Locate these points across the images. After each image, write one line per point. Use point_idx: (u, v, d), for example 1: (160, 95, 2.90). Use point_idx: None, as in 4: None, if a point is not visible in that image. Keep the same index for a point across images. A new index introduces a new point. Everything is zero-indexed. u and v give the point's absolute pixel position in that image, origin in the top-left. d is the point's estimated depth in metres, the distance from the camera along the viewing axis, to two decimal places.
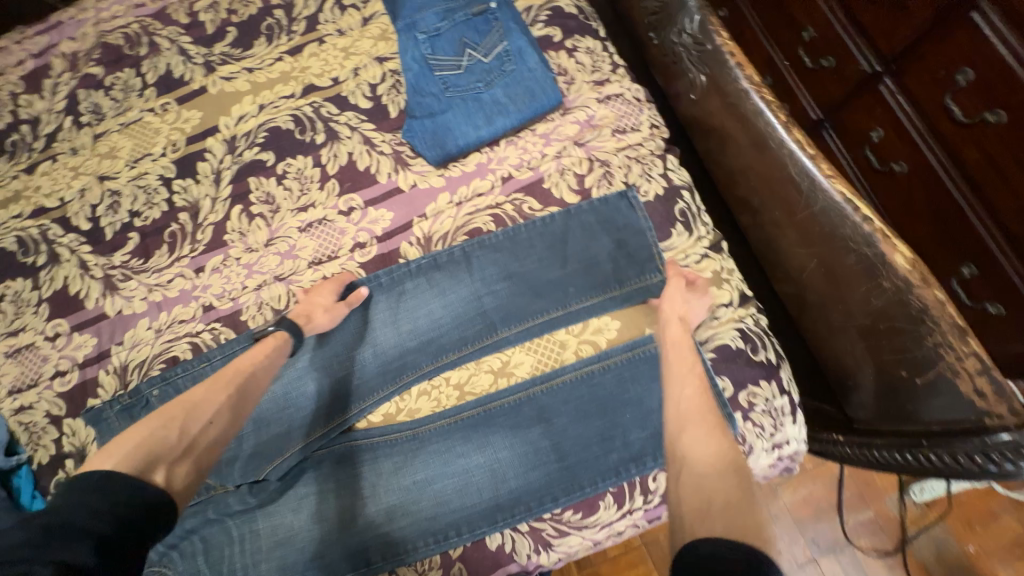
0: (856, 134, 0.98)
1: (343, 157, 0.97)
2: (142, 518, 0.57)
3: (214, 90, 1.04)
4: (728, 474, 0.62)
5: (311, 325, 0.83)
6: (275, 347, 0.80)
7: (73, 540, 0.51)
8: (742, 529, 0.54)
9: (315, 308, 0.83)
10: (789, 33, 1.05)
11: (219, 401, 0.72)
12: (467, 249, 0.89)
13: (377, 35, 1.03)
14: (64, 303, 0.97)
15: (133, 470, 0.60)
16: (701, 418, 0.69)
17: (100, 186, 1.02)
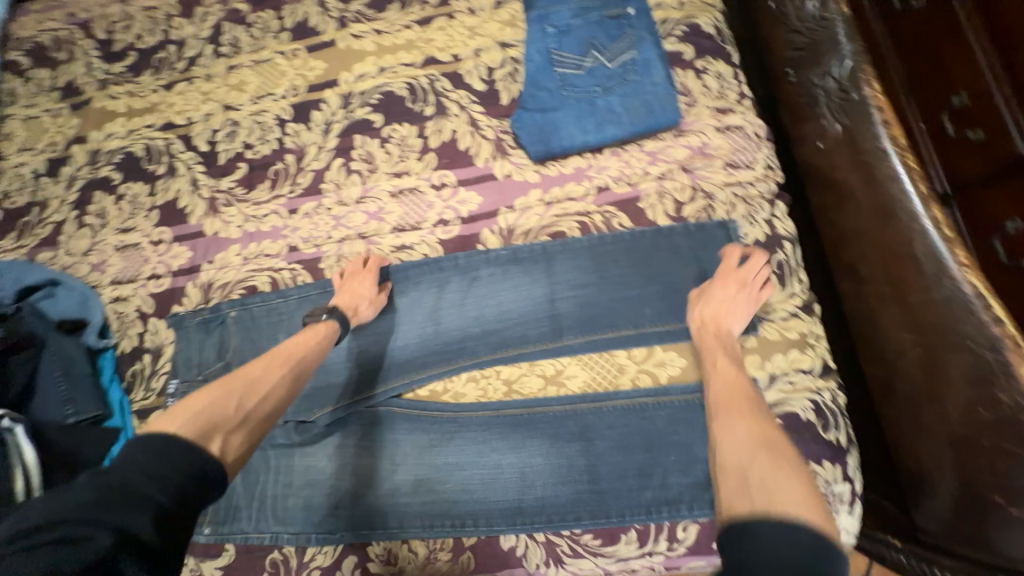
0: (983, 223, 0.80)
1: (446, 134, 0.99)
2: (198, 487, 0.58)
3: (342, 45, 1.08)
4: (765, 453, 0.58)
5: (357, 318, 0.87)
6: (324, 333, 0.83)
7: (134, 508, 0.52)
8: (784, 503, 0.51)
9: (361, 300, 0.87)
10: (928, 91, 0.88)
11: (275, 379, 0.74)
12: (550, 250, 0.89)
13: (506, 19, 1.02)
14: (172, 214, 1.06)
15: (191, 434, 0.60)
16: (733, 401, 0.67)
17: (224, 114, 1.10)
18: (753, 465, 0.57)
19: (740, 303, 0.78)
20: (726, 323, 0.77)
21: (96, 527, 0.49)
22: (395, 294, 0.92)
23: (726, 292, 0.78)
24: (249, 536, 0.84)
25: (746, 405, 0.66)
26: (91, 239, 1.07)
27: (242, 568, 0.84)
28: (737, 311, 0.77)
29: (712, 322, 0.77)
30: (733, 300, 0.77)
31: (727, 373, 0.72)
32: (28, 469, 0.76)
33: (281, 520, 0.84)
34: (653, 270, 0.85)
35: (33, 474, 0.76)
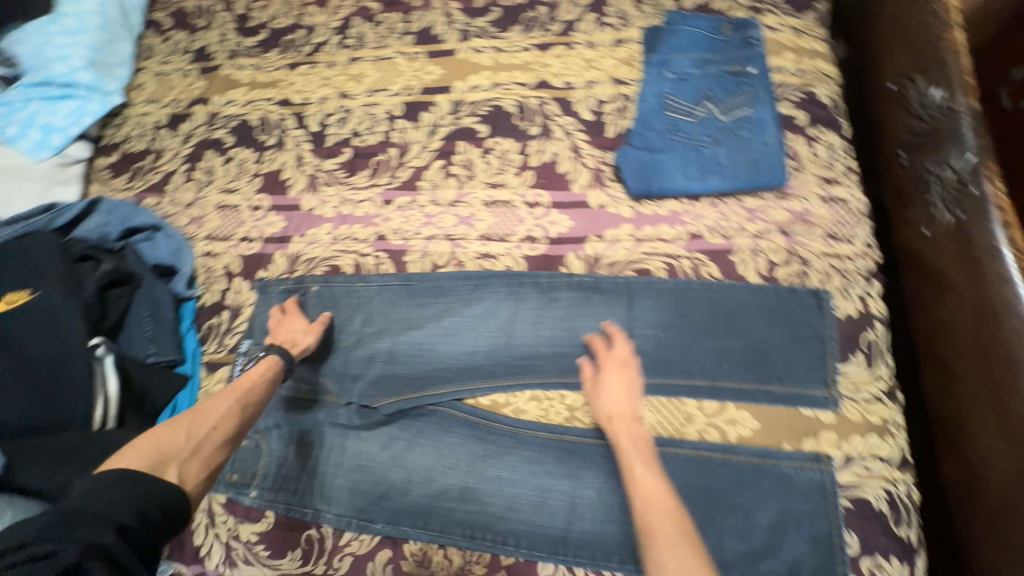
0: None
1: (548, 155, 1.02)
2: (156, 508, 0.59)
3: (461, 56, 1.14)
4: None
5: (298, 347, 0.90)
6: (269, 366, 0.85)
7: (97, 524, 0.54)
8: None
9: (296, 333, 0.91)
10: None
11: (221, 408, 0.75)
12: (634, 286, 0.89)
13: (623, 58, 1.06)
14: (274, 184, 1.11)
15: (145, 466, 0.62)
16: (660, 526, 0.64)
17: (339, 101, 1.16)
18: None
19: (629, 387, 0.80)
20: (628, 412, 0.78)
21: (60, 543, 0.52)
22: (472, 300, 0.94)
23: (622, 380, 0.80)
24: (292, 508, 0.85)
25: (672, 527, 0.63)
26: (195, 193, 1.13)
27: (279, 538, 0.85)
28: (632, 400, 0.79)
29: (616, 414, 0.78)
30: (630, 391, 0.80)
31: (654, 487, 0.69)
32: (109, 396, 0.82)
33: (326, 499, 0.85)
34: (735, 325, 0.84)
35: (112, 403, 0.82)
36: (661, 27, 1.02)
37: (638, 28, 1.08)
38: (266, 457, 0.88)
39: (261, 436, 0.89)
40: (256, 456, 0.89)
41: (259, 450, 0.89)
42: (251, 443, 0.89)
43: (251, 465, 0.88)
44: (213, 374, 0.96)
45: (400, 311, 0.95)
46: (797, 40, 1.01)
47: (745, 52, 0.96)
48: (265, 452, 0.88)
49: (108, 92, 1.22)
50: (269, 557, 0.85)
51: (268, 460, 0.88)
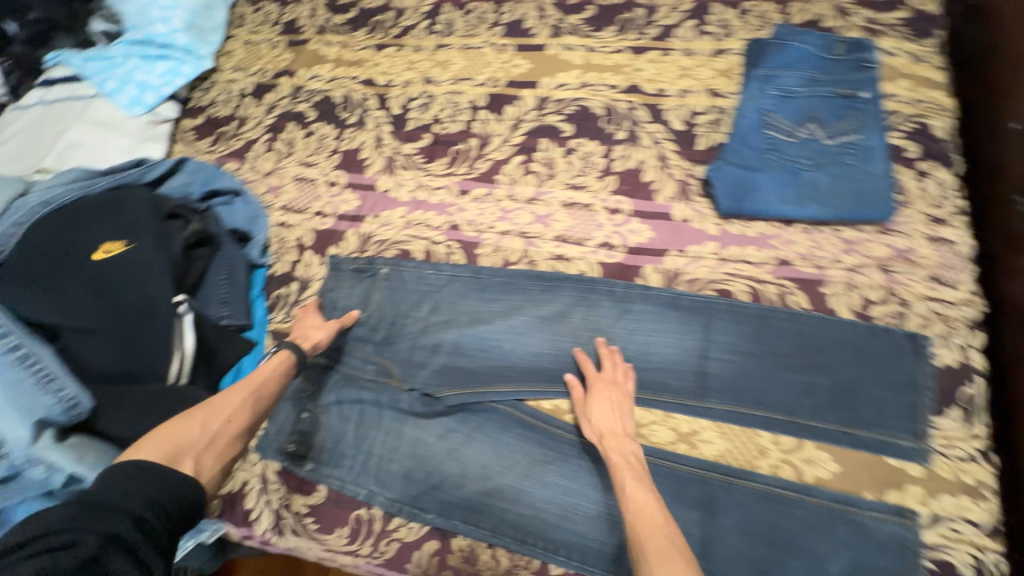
0: None
1: (633, 162, 0.99)
2: (171, 501, 0.59)
3: (551, 52, 1.12)
4: None
5: (309, 343, 0.89)
6: (284, 357, 0.83)
7: (115, 516, 0.54)
8: None
9: (309, 329, 0.91)
10: None
11: (235, 401, 0.74)
12: (714, 307, 0.86)
13: (721, 69, 1.02)
14: (352, 162, 1.12)
15: (161, 459, 0.63)
16: (653, 542, 0.62)
17: (423, 86, 1.16)
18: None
19: (617, 405, 0.80)
20: (617, 430, 0.78)
21: (80, 533, 0.52)
22: (542, 300, 0.92)
23: (610, 397, 0.80)
24: (345, 486, 0.85)
25: (665, 542, 0.62)
26: (275, 163, 1.15)
27: (329, 513, 0.86)
28: (623, 420, 0.79)
29: (606, 432, 0.78)
30: (619, 410, 0.80)
31: (646, 501, 0.67)
32: (184, 354, 0.82)
33: (379, 481, 0.85)
34: (821, 361, 0.80)
35: (187, 361, 0.82)
36: (767, 41, 0.98)
37: (740, 40, 1.04)
38: (323, 432, 0.89)
39: (320, 411, 0.90)
40: (313, 429, 0.89)
41: (316, 424, 0.89)
42: (309, 415, 0.90)
43: (308, 438, 0.89)
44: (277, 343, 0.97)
45: (467, 303, 0.94)
46: (913, 67, 0.95)
47: (859, 75, 0.91)
48: (322, 427, 0.89)
49: (201, 57, 1.26)
50: (317, 530, 0.86)
51: (325, 435, 0.88)
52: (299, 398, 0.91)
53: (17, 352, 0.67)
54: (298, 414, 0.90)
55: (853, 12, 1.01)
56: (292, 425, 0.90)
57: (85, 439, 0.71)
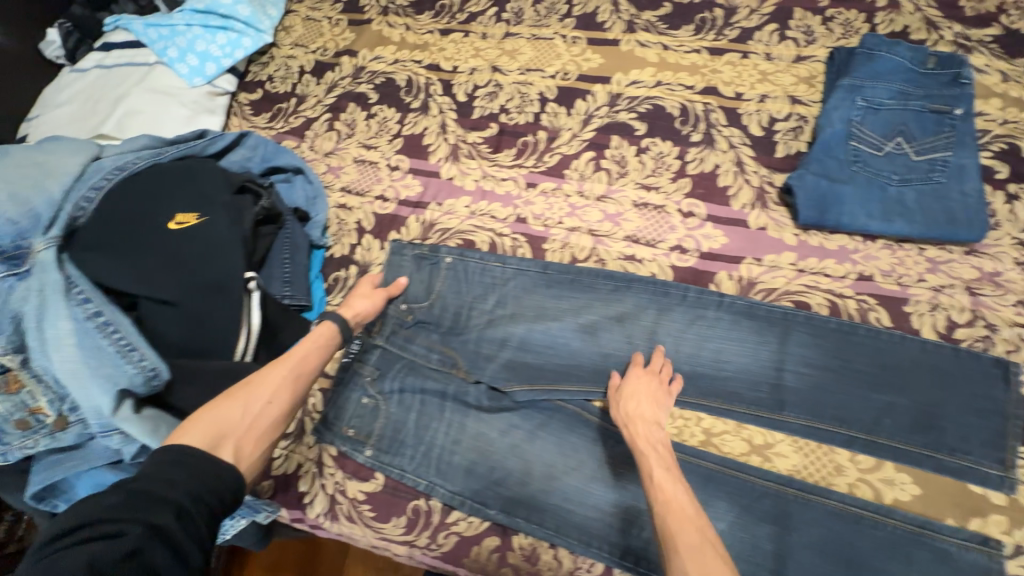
0: None
1: (708, 165, 0.97)
2: (211, 491, 0.56)
3: (625, 48, 1.09)
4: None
5: (356, 309, 0.88)
6: (328, 332, 0.81)
7: (158, 507, 0.52)
8: None
9: (357, 295, 0.90)
10: None
11: (275, 379, 0.71)
12: (792, 318, 0.84)
13: (803, 76, 1.00)
14: (415, 147, 1.10)
15: (203, 443, 0.60)
16: (685, 531, 0.58)
17: (490, 74, 1.13)
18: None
19: (655, 395, 0.79)
20: (650, 418, 0.75)
21: (125, 524, 0.50)
22: (611, 300, 0.91)
23: (648, 387, 0.79)
24: (404, 475, 0.84)
25: (694, 532, 0.57)
26: (335, 143, 1.13)
27: (386, 502, 0.85)
28: (658, 409, 0.77)
29: (638, 418, 0.75)
30: (654, 400, 0.78)
31: (675, 489, 0.63)
32: (251, 330, 0.80)
33: (441, 473, 0.83)
34: (903, 381, 0.78)
35: (253, 337, 0.80)
36: (856, 50, 0.95)
37: (824, 47, 1.01)
38: (383, 419, 0.87)
39: (381, 398, 0.88)
40: (373, 415, 0.88)
41: (376, 411, 0.88)
42: (369, 401, 0.88)
43: (367, 424, 0.87)
44: None
45: (534, 298, 0.93)
46: (1007, 86, 0.92)
47: (954, 90, 0.88)
48: (382, 414, 0.87)
49: (261, 30, 1.22)
50: (372, 518, 0.85)
51: (385, 422, 0.87)
52: (362, 382, 0.90)
53: (99, 321, 0.67)
54: (359, 398, 0.89)
55: (943, 26, 0.98)
56: (352, 410, 0.88)
57: (160, 412, 0.70)
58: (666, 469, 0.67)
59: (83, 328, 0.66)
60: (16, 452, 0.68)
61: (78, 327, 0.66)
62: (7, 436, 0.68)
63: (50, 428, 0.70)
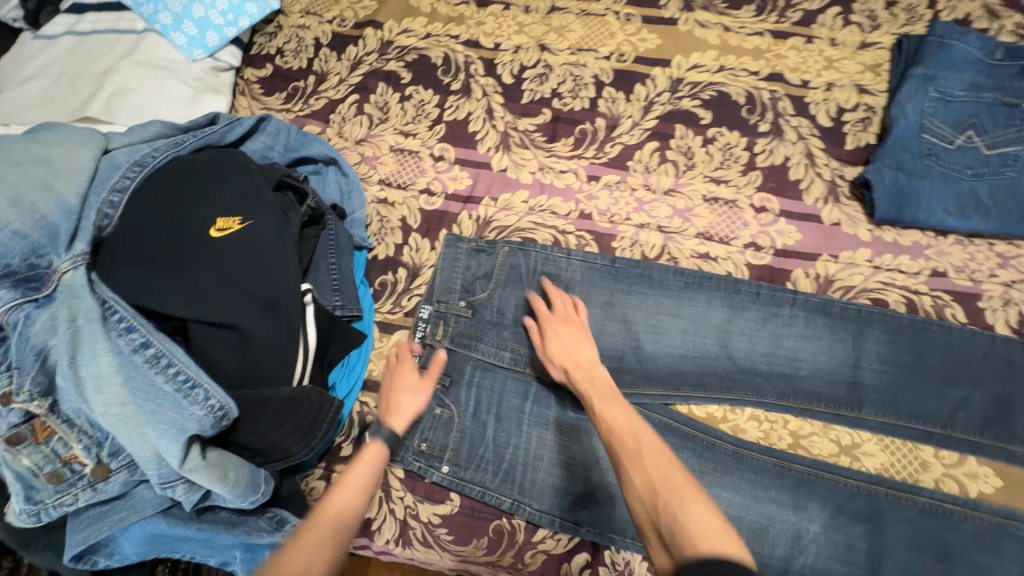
0: None
1: (778, 157, 0.93)
2: None
3: (684, 28, 1.02)
4: (661, 485, 0.56)
5: (399, 411, 0.74)
6: (375, 460, 0.68)
7: None
8: (697, 537, 0.51)
9: (401, 392, 0.76)
10: None
11: (319, 535, 0.58)
12: (867, 314, 0.83)
13: (868, 64, 0.97)
14: (460, 134, 1.00)
15: None
16: (624, 443, 0.62)
17: (538, 53, 1.03)
18: (674, 507, 0.54)
19: (576, 336, 0.78)
20: (581, 360, 0.76)
21: None
22: (685, 299, 0.86)
23: (564, 331, 0.78)
24: (486, 493, 0.80)
25: (631, 442, 0.61)
26: (367, 130, 1.01)
27: (465, 524, 0.80)
28: (582, 348, 0.77)
29: (571, 364, 0.75)
30: (574, 340, 0.78)
31: (615, 411, 0.67)
32: (307, 349, 0.71)
33: (525, 491, 0.79)
34: (980, 375, 0.79)
35: (308, 358, 0.72)
36: (926, 38, 0.92)
37: (889, 34, 0.98)
38: (458, 433, 0.82)
39: (456, 409, 0.83)
40: (444, 430, 0.82)
41: (451, 424, 0.82)
42: (443, 412, 0.83)
43: (442, 437, 0.82)
44: (389, 336, 0.89)
45: (597, 294, 0.87)
46: None
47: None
48: (457, 427, 0.82)
49: None
50: (451, 542, 0.80)
51: (461, 436, 0.82)
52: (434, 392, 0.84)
53: (147, 354, 0.56)
54: (432, 409, 0.83)
55: (1004, 15, 0.97)
56: (425, 421, 0.83)
57: (223, 453, 0.61)
58: (612, 399, 0.69)
59: (129, 364, 0.56)
60: (52, 511, 0.57)
61: (123, 363, 0.56)
62: (39, 494, 0.57)
63: (90, 478, 0.59)
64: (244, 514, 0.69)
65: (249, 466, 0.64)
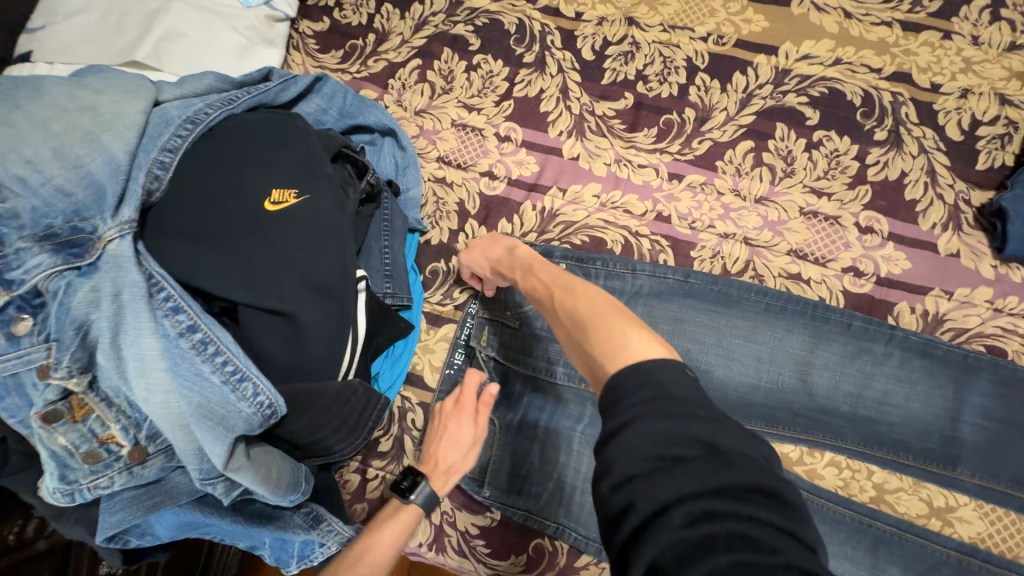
0: None
1: (893, 172, 0.82)
2: None
3: (797, 10, 0.89)
4: (572, 325, 0.56)
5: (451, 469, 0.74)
6: (409, 518, 0.70)
7: None
8: (602, 355, 0.49)
9: (454, 450, 0.74)
10: None
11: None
12: (977, 362, 0.71)
13: (1015, 70, 0.83)
14: (530, 114, 0.90)
15: None
16: (547, 303, 0.62)
17: (624, 27, 0.92)
18: (584, 342, 0.53)
19: (491, 241, 0.78)
20: (502, 253, 0.75)
21: None
22: (772, 324, 0.76)
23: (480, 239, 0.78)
24: (530, 516, 0.74)
25: (550, 300, 0.62)
26: (428, 100, 0.93)
27: (504, 539, 0.76)
28: (502, 242, 0.77)
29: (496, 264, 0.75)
30: (491, 241, 0.78)
31: (537, 276, 0.67)
32: (356, 340, 0.65)
33: (572, 516, 0.73)
34: None
35: (356, 348, 0.66)
36: None
37: None
38: (499, 450, 0.78)
39: (501, 423, 0.79)
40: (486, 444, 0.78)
41: (492, 439, 0.78)
42: None
43: (482, 455, 0.78)
44: (437, 330, 0.83)
45: (669, 307, 0.78)
46: None
47: None
48: (498, 444, 0.78)
49: None
50: (488, 555, 0.76)
51: (502, 454, 0.77)
52: None
53: (195, 339, 0.52)
54: None
55: None
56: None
57: (267, 448, 0.58)
58: (539, 267, 0.69)
59: (175, 349, 0.51)
60: (87, 492, 0.53)
61: (167, 346, 0.51)
62: (74, 473, 0.52)
63: (127, 460, 0.55)
64: (278, 508, 0.65)
65: (289, 454, 0.61)
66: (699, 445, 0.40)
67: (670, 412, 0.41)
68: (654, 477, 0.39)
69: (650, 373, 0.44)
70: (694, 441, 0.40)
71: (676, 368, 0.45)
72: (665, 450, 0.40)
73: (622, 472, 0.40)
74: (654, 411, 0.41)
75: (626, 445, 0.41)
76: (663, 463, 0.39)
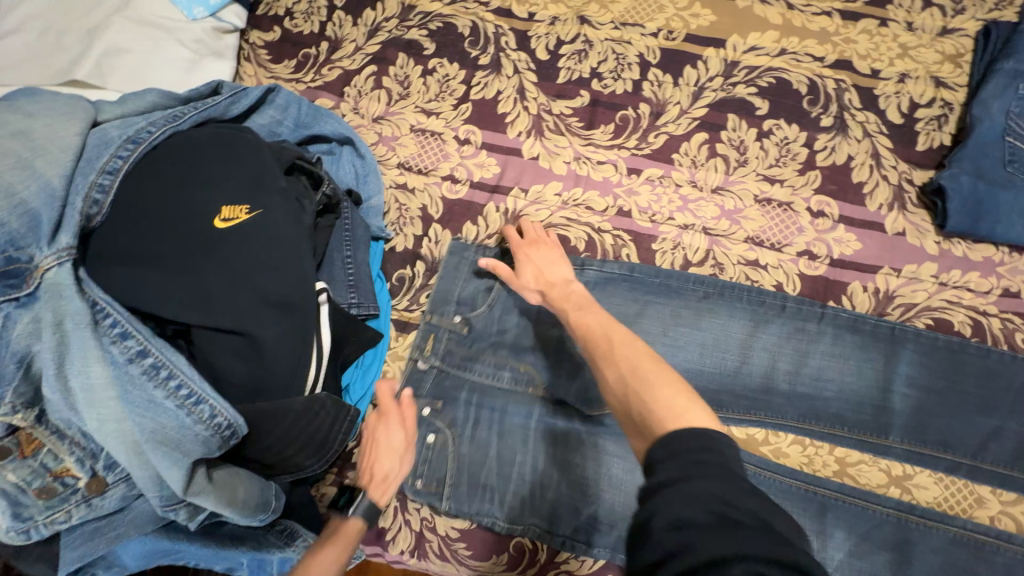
0: None
1: (841, 156, 0.85)
2: None
3: (741, 4, 0.91)
4: (627, 377, 0.57)
5: (387, 481, 0.73)
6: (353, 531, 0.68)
7: None
8: (664, 415, 0.51)
9: (386, 459, 0.73)
10: None
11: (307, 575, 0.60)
12: (902, 334, 0.75)
13: (948, 54, 0.87)
14: (488, 115, 0.90)
15: None
16: (598, 350, 0.62)
17: (576, 26, 0.93)
18: (642, 398, 0.54)
19: (550, 258, 0.78)
20: (555, 280, 0.76)
21: None
22: (736, 311, 0.78)
23: (539, 255, 0.78)
24: (496, 523, 0.75)
25: (603, 345, 0.62)
26: (385, 107, 0.92)
27: (484, 540, 0.77)
28: (556, 270, 0.77)
29: (545, 287, 0.75)
30: (550, 262, 0.78)
31: (586, 316, 0.68)
32: (320, 353, 0.64)
33: (535, 510, 0.74)
34: None
35: (321, 361, 0.65)
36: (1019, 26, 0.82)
37: (974, 20, 0.87)
38: (455, 462, 0.76)
39: (452, 434, 0.77)
40: (440, 461, 0.77)
41: (445, 453, 0.77)
42: (437, 441, 0.77)
43: (437, 470, 0.76)
44: (406, 337, 0.83)
45: (633, 300, 0.80)
46: None
47: None
48: (452, 457, 0.77)
49: None
50: (470, 557, 0.77)
51: (458, 465, 0.76)
52: (434, 407, 0.79)
53: (145, 364, 0.51)
54: (423, 438, 0.77)
55: None
56: (417, 454, 0.77)
57: (233, 471, 0.57)
58: (597, 309, 0.69)
59: (125, 376, 0.50)
60: (43, 528, 0.51)
61: (117, 374, 0.50)
62: (28, 510, 0.50)
63: (84, 492, 0.52)
64: (251, 529, 0.64)
65: (258, 473, 0.61)
66: (752, 514, 0.41)
67: (727, 479, 0.43)
68: (712, 530, 0.39)
69: (715, 443, 0.46)
70: (751, 512, 0.41)
71: (736, 451, 0.47)
72: (725, 509, 0.40)
73: (676, 517, 0.40)
74: (715, 472, 0.43)
75: (686, 491, 0.41)
76: (722, 520, 0.40)
